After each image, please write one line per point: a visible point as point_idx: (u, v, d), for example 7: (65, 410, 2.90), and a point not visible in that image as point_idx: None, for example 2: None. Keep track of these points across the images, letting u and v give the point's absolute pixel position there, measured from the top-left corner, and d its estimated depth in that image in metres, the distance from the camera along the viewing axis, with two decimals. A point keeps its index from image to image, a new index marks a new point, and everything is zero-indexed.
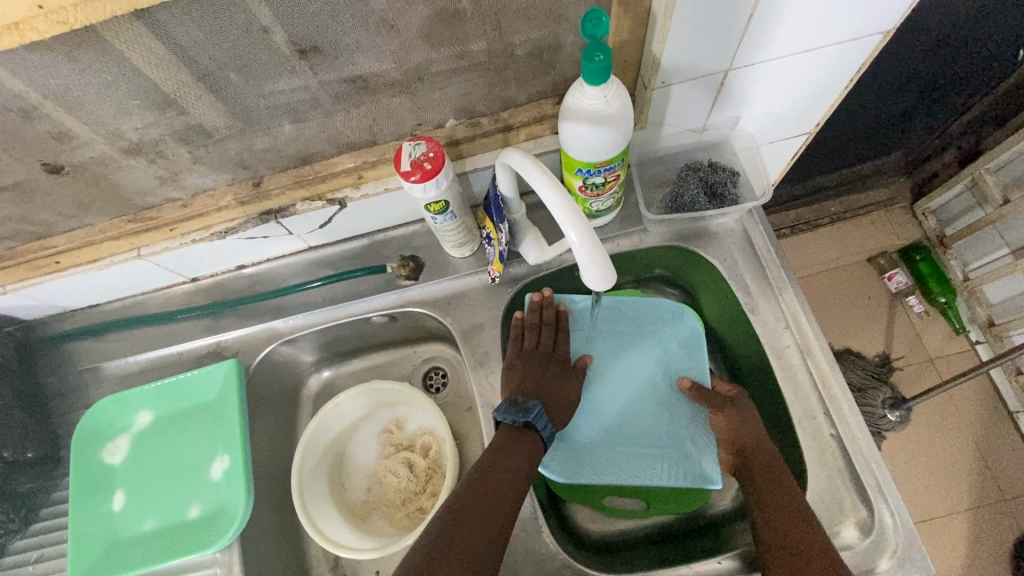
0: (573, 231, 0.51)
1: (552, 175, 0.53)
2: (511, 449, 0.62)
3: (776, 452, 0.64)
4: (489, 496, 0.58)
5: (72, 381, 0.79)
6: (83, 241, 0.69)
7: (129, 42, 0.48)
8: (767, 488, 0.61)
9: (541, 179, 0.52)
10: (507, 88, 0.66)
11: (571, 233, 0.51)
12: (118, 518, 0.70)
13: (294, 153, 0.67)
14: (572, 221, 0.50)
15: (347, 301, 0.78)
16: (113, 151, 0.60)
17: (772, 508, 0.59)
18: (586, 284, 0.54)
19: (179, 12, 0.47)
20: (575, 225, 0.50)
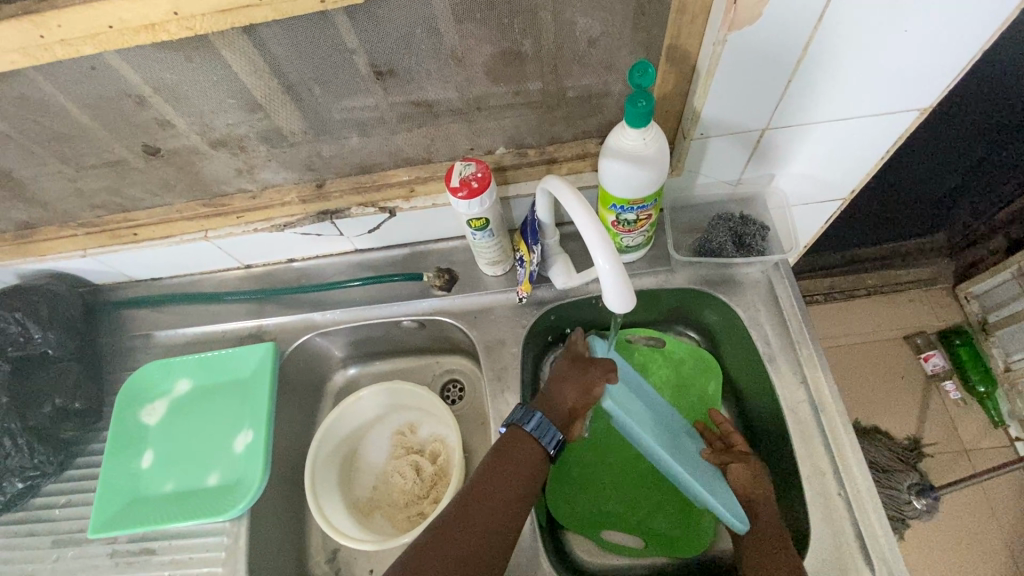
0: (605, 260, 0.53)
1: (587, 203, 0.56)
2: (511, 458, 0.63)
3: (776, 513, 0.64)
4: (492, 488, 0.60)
5: (127, 344, 0.86)
6: (159, 218, 0.77)
7: (237, 50, 0.56)
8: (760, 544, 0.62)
9: (580, 210, 0.55)
10: (556, 125, 0.71)
11: (600, 260, 0.53)
12: (143, 476, 0.74)
13: (357, 162, 0.74)
14: (603, 248, 0.53)
15: (382, 303, 0.83)
16: (203, 142, 0.68)
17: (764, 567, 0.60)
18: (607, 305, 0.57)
19: (281, 30, 0.54)
20: (605, 251, 0.53)
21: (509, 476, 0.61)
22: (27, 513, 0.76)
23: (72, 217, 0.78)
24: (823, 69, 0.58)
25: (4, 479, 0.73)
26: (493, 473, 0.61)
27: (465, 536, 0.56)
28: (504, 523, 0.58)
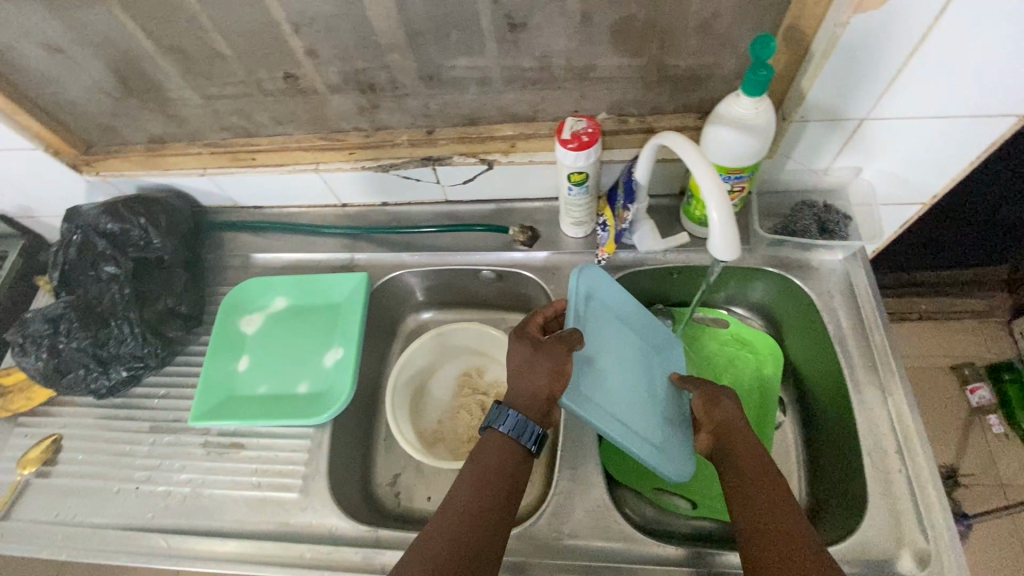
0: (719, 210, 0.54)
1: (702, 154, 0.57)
2: (501, 453, 0.62)
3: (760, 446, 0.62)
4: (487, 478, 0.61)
5: (227, 262, 0.93)
6: (279, 146, 0.84)
7: None
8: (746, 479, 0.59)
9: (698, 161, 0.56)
10: (660, 97, 0.75)
11: (714, 211, 0.54)
12: (240, 378, 0.81)
13: (468, 113, 0.79)
14: (718, 199, 0.54)
15: (466, 251, 0.88)
16: (336, 77, 0.73)
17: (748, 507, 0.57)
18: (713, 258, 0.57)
19: None
20: (719, 203, 0.54)
21: (486, 475, 0.61)
22: (129, 399, 0.83)
23: (201, 137, 0.85)
24: (933, 62, 0.61)
25: (113, 365, 0.79)
26: (484, 462, 0.62)
27: (465, 531, 0.57)
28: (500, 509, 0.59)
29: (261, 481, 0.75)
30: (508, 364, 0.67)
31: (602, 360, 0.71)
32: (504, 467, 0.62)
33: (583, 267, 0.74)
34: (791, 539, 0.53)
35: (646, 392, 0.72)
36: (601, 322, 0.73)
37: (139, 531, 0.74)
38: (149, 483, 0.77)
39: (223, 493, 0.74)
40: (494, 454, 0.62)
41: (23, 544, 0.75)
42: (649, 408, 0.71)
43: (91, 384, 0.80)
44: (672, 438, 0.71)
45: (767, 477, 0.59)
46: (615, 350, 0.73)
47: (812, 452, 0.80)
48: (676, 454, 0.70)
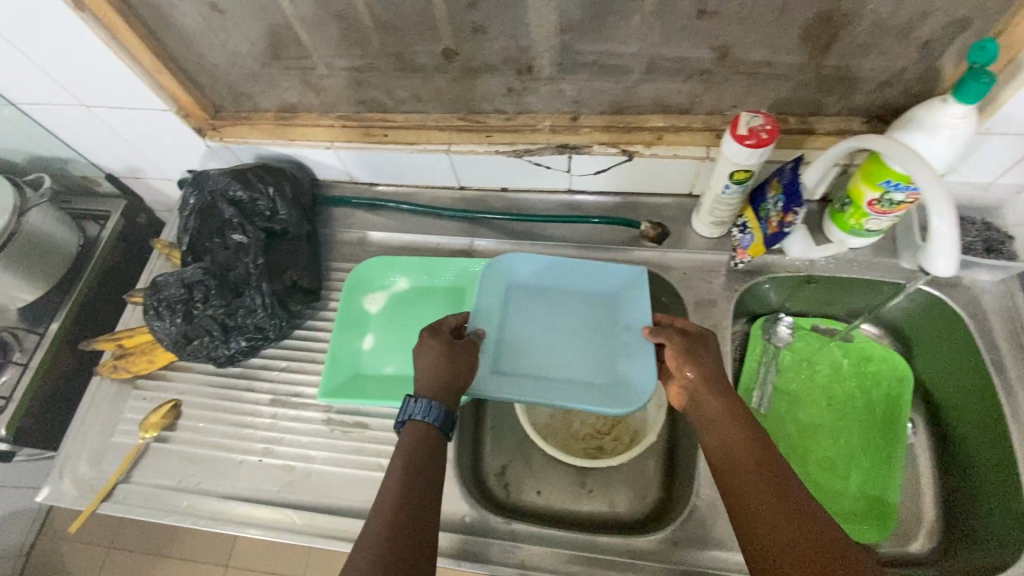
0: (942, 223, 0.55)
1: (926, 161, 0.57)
2: (418, 449, 0.61)
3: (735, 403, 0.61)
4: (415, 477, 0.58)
5: (341, 237, 0.92)
6: (416, 124, 0.82)
7: None
8: (733, 447, 0.58)
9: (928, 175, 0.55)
10: (828, 98, 0.71)
11: (942, 221, 0.55)
12: (365, 357, 0.80)
13: (620, 101, 0.76)
14: (948, 209, 0.55)
15: (591, 243, 0.86)
16: (497, 56, 0.71)
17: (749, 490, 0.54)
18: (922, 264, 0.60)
19: None
20: (948, 213, 0.55)
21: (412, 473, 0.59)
22: (247, 369, 0.83)
23: (335, 108, 0.83)
24: None
25: (234, 335, 0.78)
26: (398, 458, 0.60)
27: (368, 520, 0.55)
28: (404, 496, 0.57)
29: (388, 463, 0.74)
30: (424, 359, 0.69)
31: (515, 335, 0.81)
32: (402, 455, 0.60)
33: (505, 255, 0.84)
34: (799, 518, 0.50)
35: (590, 356, 0.79)
36: (534, 310, 0.83)
37: (263, 503, 0.74)
38: (271, 456, 0.77)
39: (351, 473, 0.74)
40: (411, 442, 0.62)
41: (148, 507, 0.75)
42: (615, 372, 0.77)
43: (211, 352, 0.79)
44: (630, 385, 0.75)
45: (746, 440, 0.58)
46: (564, 337, 0.81)
47: (948, 475, 0.79)
48: (628, 392, 0.74)
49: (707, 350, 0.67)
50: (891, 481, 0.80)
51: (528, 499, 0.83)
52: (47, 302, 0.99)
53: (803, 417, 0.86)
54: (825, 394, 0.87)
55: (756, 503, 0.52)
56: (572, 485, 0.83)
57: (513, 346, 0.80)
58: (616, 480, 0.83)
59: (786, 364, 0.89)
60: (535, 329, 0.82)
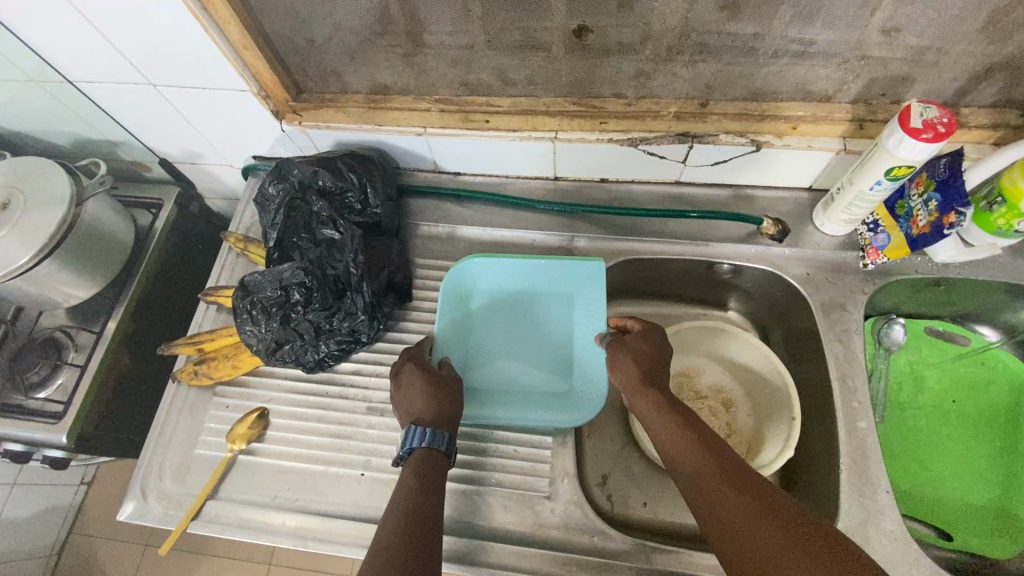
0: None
1: None
2: (423, 471, 0.57)
3: (659, 399, 0.61)
4: (426, 492, 0.55)
5: (427, 232, 0.85)
6: (523, 108, 0.75)
7: None
8: (678, 449, 0.56)
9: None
10: (991, 86, 0.66)
11: None
12: (467, 363, 0.73)
13: (756, 87, 0.69)
14: None
15: (703, 241, 0.80)
16: (634, 34, 0.64)
17: (707, 495, 0.51)
18: None
19: None
20: None
21: (423, 489, 0.55)
22: (337, 374, 0.76)
23: (432, 90, 0.76)
24: None
25: (325, 339, 0.72)
26: (411, 474, 0.57)
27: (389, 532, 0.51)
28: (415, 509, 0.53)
29: (506, 479, 0.68)
30: (407, 395, 0.64)
31: (501, 353, 0.74)
32: (419, 473, 0.57)
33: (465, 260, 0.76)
34: (757, 520, 0.46)
35: (532, 351, 0.74)
36: (489, 309, 0.77)
37: (367, 521, 0.68)
38: (371, 469, 0.71)
39: (464, 489, 0.68)
40: (420, 466, 0.58)
41: (241, 525, 0.69)
42: (557, 368, 0.74)
43: (300, 357, 0.73)
44: (583, 387, 0.72)
45: (689, 437, 0.56)
46: (493, 329, 0.76)
47: None
48: (581, 396, 0.71)
49: (642, 343, 0.67)
50: (1019, 491, 0.75)
51: (634, 512, 0.79)
52: (103, 297, 0.92)
53: (925, 426, 0.81)
54: (944, 398, 0.82)
55: (719, 513, 0.49)
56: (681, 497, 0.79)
57: (489, 359, 0.74)
58: None
59: (900, 366, 0.84)
60: (473, 323, 0.76)
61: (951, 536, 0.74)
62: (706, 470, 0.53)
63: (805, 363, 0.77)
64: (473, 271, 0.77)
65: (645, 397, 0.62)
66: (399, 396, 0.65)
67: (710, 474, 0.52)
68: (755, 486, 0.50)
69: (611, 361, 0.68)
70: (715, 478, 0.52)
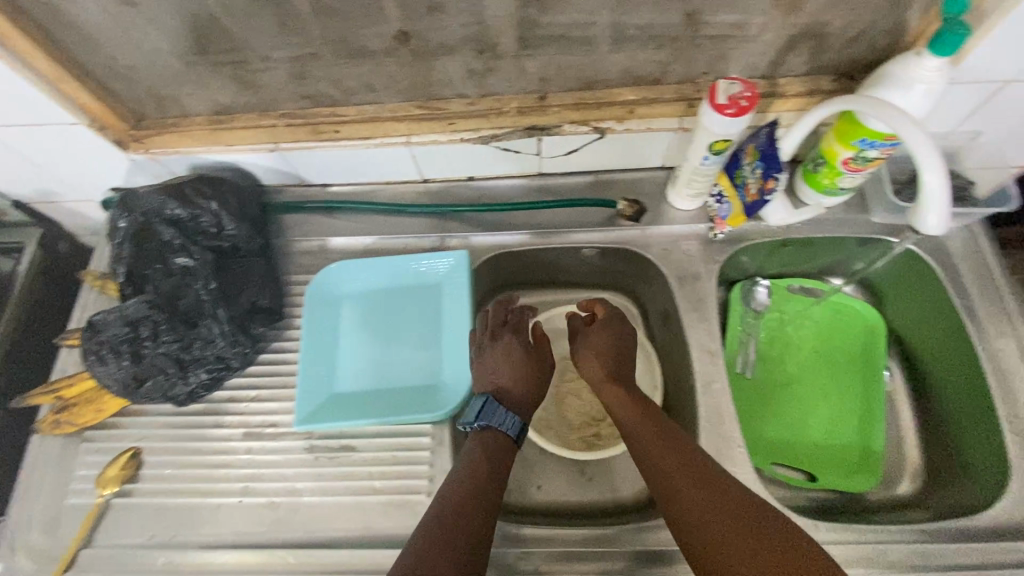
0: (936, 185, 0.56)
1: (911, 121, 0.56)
2: (492, 452, 0.63)
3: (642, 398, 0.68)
4: (465, 490, 0.58)
5: (298, 248, 0.84)
6: (370, 116, 0.75)
7: None
8: (645, 441, 0.64)
9: (913, 132, 0.55)
10: (799, 57, 0.70)
11: (933, 176, 0.55)
12: (336, 375, 0.73)
13: (588, 76, 0.72)
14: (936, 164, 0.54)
15: (567, 229, 0.83)
16: (454, 35, 0.64)
17: (682, 494, 0.58)
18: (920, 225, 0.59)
19: None
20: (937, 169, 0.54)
21: (472, 487, 0.59)
22: (213, 403, 0.75)
23: (276, 106, 0.75)
24: None
25: (192, 369, 0.71)
26: (458, 478, 0.60)
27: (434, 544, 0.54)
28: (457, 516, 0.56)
29: (385, 485, 0.69)
30: (496, 361, 0.69)
31: (372, 355, 0.74)
32: (477, 477, 0.59)
33: (328, 269, 0.76)
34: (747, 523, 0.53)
35: (403, 349, 0.74)
36: (359, 312, 0.76)
37: (249, 547, 0.67)
38: (251, 494, 0.70)
39: (344, 501, 0.68)
40: (483, 450, 0.62)
41: (118, 569, 0.67)
42: (427, 362, 0.73)
43: (169, 391, 0.71)
44: (451, 377, 0.72)
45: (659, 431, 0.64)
46: (363, 332, 0.75)
47: (926, 419, 0.81)
48: (451, 385, 0.71)
49: (622, 342, 0.74)
50: (876, 431, 0.81)
51: (530, 497, 0.80)
52: None
53: (788, 378, 0.86)
54: (808, 352, 0.88)
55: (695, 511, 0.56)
56: (572, 475, 0.82)
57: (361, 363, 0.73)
58: (618, 466, 0.81)
59: (766, 327, 0.89)
60: (343, 329, 0.75)
61: (814, 477, 0.80)
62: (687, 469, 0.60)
63: (672, 334, 0.81)
64: (339, 279, 0.76)
65: (614, 391, 0.69)
66: (484, 364, 0.69)
67: (683, 467, 0.60)
68: (731, 485, 0.57)
69: (585, 352, 0.74)
70: (693, 478, 0.59)
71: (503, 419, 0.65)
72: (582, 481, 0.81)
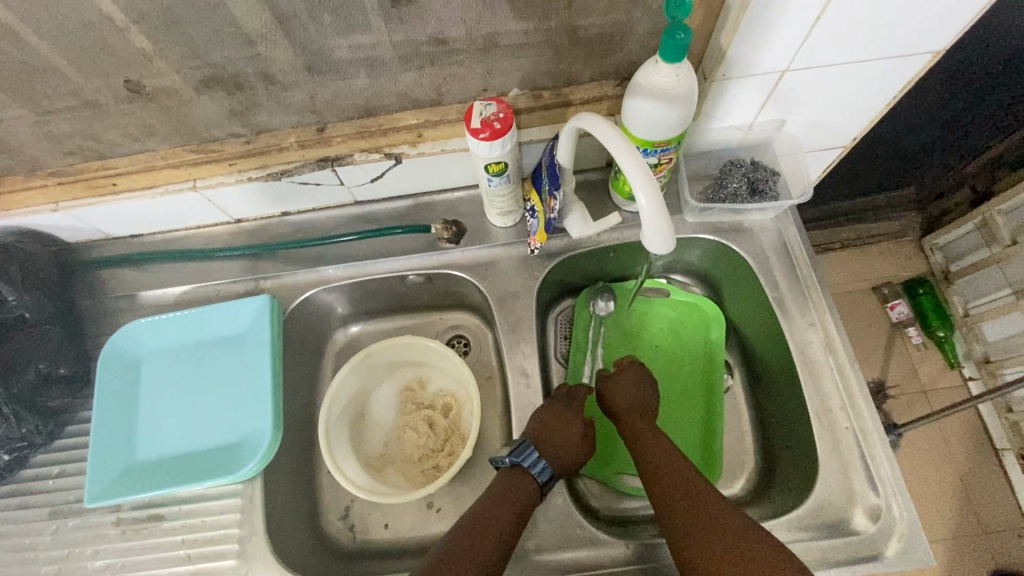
0: (648, 205, 0.50)
1: (627, 138, 0.52)
2: (508, 489, 0.65)
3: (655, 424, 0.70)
4: (489, 518, 0.62)
5: (109, 306, 0.81)
6: (141, 165, 0.70)
7: None
8: (657, 462, 0.65)
9: (623, 148, 0.51)
10: (573, 64, 0.68)
11: (642, 196, 0.49)
12: (138, 439, 0.69)
13: (362, 104, 0.69)
14: (645, 182, 0.49)
15: (387, 258, 0.80)
16: (192, 78, 0.61)
17: (680, 510, 0.60)
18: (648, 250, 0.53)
19: None
20: (647, 187, 0.49)
21: (491, 512, 0.62)
22: (16, 485, 0.71)
23: (41, 165, 0.70)
24: (850, 10, 0.56)
25: None
26: (484, 503, 0.63)
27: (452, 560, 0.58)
28: (496, 542, 0.60)
29: (194, 552, 0.67)
30: (554, 427, 0.70)
31: (175, 415, 0.70)
32: (507, 505, 0.63)
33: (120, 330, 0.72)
34: (739, 532, 0.56)
35: (207, 405, 0.71)
36: (161, 370, 0.72)
37: None
38: None
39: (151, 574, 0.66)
40: (502, 486, 0.65)
41: None
42: (232, 416, 0.70)
43: None
44: (255, 429, 0.69)
45: (671, 455, 0.66)
46: (165, 391, 0.71)
47: (761, 411, 0.82)
48: (254, 438, 0.68)
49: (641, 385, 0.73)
50: (715, 429, 0.81)
51: (374, 537, 0.77)
52: None
53: None
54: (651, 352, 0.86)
55: (693, 526, 0.58)
56: (419, 508, 0.78)
57: (164, 425, 0.70)
58: (463, 496, 0.79)
59: (608, 329, 0.87)
60: (145, 391, 0.71)
61: None
62: (691, 486, 0.62)
63: None
64: (135, 339, 0.72)
65: (626, 422, 0.71)
66: (553, 434, 0.69)
67: (696, 486, 0.61)
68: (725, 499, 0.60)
69: (615, 393, 0.73)
70: (688, 496, 0.61)
71: (535, 464, 0.66)
72: (426, 513, 0.78)
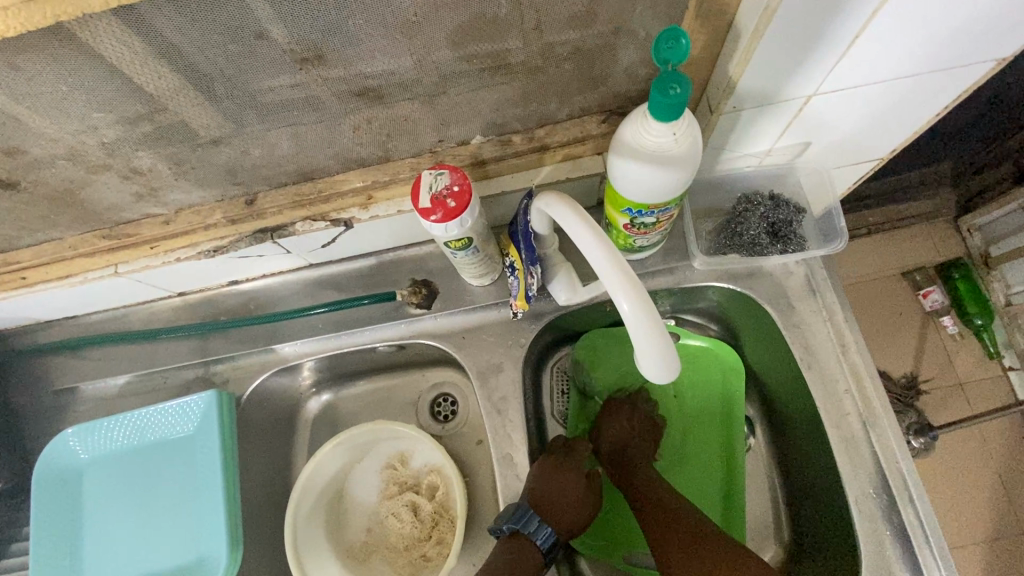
0: (632, 311, 0.42)
1: (596, 226, 0.44)
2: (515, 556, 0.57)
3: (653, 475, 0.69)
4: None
5: (47, 400, 0.72)
6: (50, 257, 0.61)
7: (102, 49, 0.38)
8: (651, 509, 0.65)
9: (592, 242, 0.43)
10: (545, 103, 0.55)
11: (623, 302, 0.42)
12: (87, 562, 0.63)
13: (295, 169, 0.57)
14: (624, 287, 0.41)
15: (351, 329, 0.70)
16: (77, 167, 0.50)
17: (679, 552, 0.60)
18: (635, 354, 0.46)
19: (162, 18, 0.37)
20: (628, 293, 0.42)
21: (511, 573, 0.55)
22: None
23: None
24: (900, 25, 0.43)
25: None
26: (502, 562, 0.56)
27: None
28: None
29: None
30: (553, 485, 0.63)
31: (125, 533, 0.64)
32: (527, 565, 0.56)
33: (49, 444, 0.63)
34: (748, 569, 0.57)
35: (159, 519, 0.64)
36: (106, 483, 0.65)
37: None
38: None
39: None
40: (514, 548, 0.57)
41: None
42: (187, 531, 0.63)
43: None
44: (212, 547, 0.61)
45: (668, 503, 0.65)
46: (113, 506, 0.64)
47: (789, 474, 0.72)
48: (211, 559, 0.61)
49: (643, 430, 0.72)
50: (737, 498, 0.71)
51: None
52: None
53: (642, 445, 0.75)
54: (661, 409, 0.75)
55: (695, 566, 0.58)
56: None
57: (114, 544, 0.63)
58: None
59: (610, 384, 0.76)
60: (90, 507, 0.64)
61: None
62: (689, 526, 0.62)
63: None
64: (71, 451, 0.64)
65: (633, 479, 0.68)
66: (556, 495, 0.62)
67: (694, 528, 0.62)
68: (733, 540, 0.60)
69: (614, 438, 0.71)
70: (688, 538, 0.61)
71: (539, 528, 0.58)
72: None
